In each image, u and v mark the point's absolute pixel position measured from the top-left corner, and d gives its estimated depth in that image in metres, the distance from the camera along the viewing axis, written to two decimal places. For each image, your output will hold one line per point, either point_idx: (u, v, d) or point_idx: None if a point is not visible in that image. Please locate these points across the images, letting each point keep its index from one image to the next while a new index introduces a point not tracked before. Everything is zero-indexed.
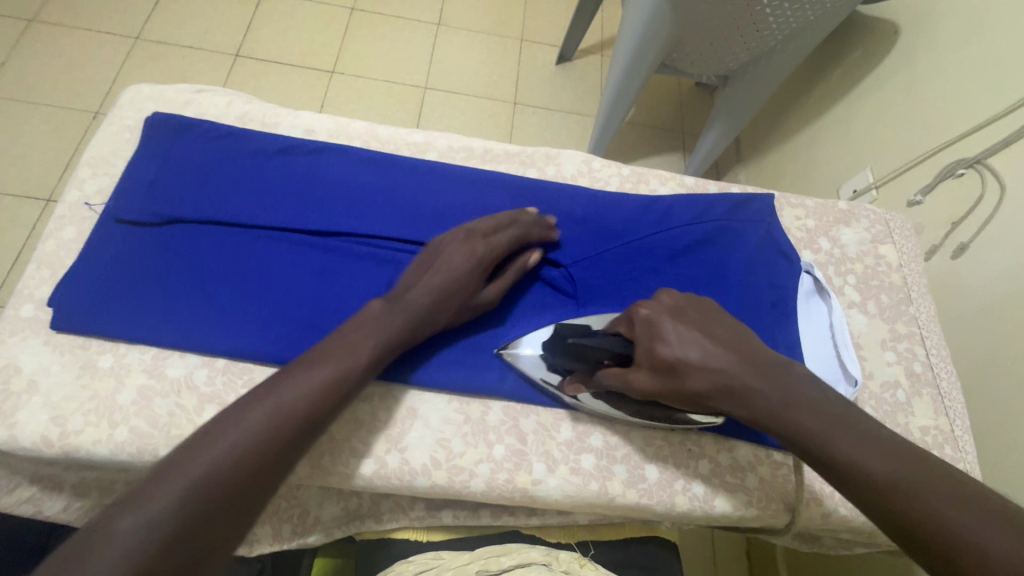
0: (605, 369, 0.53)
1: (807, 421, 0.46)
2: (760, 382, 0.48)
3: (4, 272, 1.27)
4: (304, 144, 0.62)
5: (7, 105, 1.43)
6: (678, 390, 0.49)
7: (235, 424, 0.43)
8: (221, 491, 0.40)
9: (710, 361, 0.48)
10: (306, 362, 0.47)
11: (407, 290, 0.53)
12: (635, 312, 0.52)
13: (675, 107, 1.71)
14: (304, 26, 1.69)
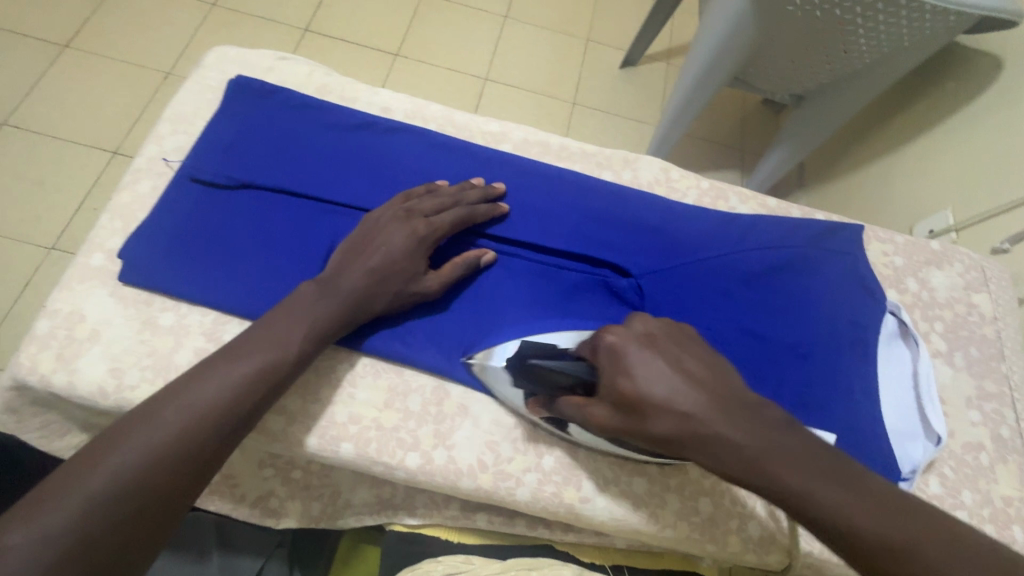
0: (571, 399, 0.46)
1: (786, 475, 0.40)
2: (736, 430, 0.41)
3: (66, 216, 1.32)
4: (380, 123, 0.61)
5: (87, 57, 1.49)
6: (644, 434, 0.42)
7: (146, 426, 0.42)
8: (124, 497, 0.39)
9: (682, 401, 0.41)
10: (227, 363, 0.46)
11: (340, 275, 0.51)
12: (599, 338, 0.45)
13: (740, 124, 1.65)
14: (374, 7, 1.70)
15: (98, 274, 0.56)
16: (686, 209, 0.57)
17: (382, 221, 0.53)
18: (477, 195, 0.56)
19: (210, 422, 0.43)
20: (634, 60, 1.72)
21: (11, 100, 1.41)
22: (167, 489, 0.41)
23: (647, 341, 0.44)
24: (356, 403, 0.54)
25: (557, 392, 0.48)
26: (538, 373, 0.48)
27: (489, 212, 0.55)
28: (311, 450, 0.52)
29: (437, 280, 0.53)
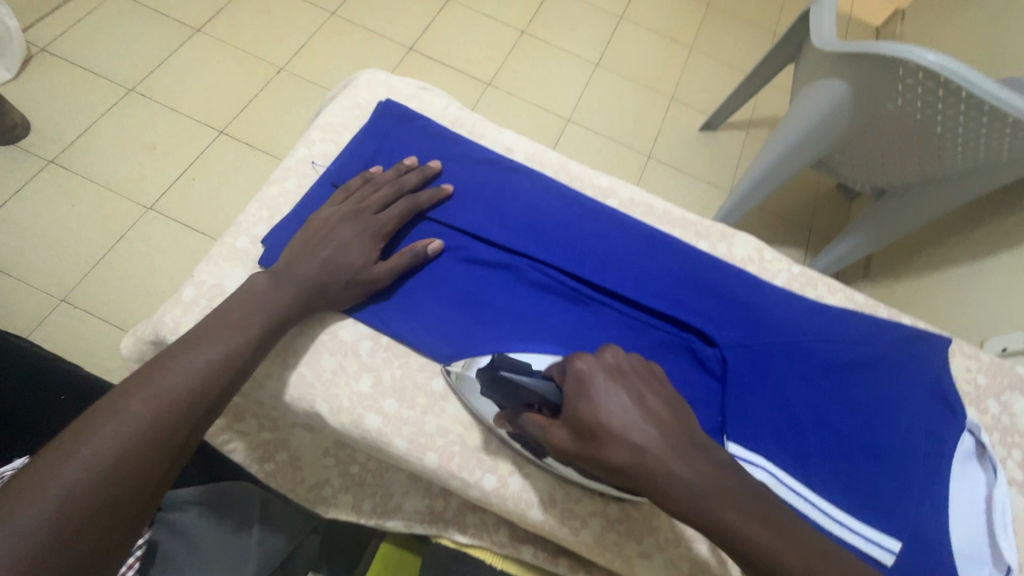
0: (533, 416, 0.48)
1: (725, 514, 0.41)
2: (683, 468, 0.42)
3: (168, 182, 1.42)
4: (503, 160, 0.64)
5: (215, 43, 1.63)
6: (597, 460, 0.43)
7: (117, 415, 0.45)
8: (106, 483, 0.43)
9: (636, 435, 0.43)
10: (191, 352, 0.50)
11: (294, 265, 0.56)
12: (570, 364, 0.47)
13: (810, 204, 1.65)
14: (476, 37, 1.81)
15: (241, 255, 0.63)
16: (778, 293, 0.59)
17: (334, 219, 0.58)
18: (412, 183, 0.61)
19: (178, 406, 0.47)
20: (715, 124, 1.76)
21: (143, 69, 1.55)
22: (150, 468, 0.45)
23: (614, 374, 0.46)
24: (445, 417, 0.56)
25: (522, 408, 0.50)
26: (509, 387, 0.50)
27: (430, 198, 0.60)
28: (398, 452, 0.55)
29: (387, 268, 0.58)
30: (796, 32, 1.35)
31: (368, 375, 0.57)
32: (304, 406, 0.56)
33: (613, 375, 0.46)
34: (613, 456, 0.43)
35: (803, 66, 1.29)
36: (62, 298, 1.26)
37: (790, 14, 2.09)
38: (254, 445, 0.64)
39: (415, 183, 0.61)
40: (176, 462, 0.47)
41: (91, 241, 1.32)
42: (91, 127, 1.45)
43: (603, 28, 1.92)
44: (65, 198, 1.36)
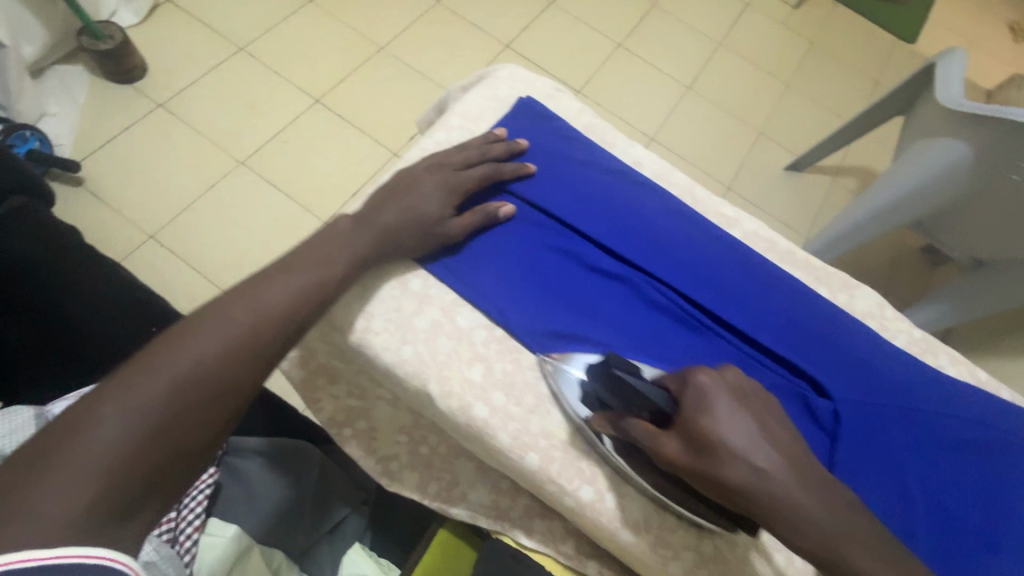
0: (644, 425, 0.46)
1: (857, 559, 0.40)
2: (805, 496, 0.42)
3: (261, 141, 1.48)
4: (630, 173, 0.62)
5: (324, 14, 1.69)
6: (712, 477, 0.42)
7: (214, 321, 0.44)
8: (201, 385, 0.42)
9: (758, 456, 0.42)
10: (286, 275, 0.49)
11: (377, 213, 0.54)
12: (689, 376, 0.45)
13: (891, 262, 1.58)
14: (571, 43, 1.81)
15: None
16: (896, 353, 0.56)
17: (419, 169, 0.56)
18: (501, 150, 0.59)
19: (273, 321, 0.46)
20: (802, 165, 1.70)
21: (254, 31, 1.62)
22: (239, 382, 0.44)
23: (733, 393, 0.45)
24: (551, 420, 0.53)
25: (628, 412, 0.47)
26: (626, 388, 0.46)
27: (514, 172, 0.58)
28: (499, 446, 0.52)
29: (463, 226, 0.56)
30: (913, 85, 1.29)
31: (478, 364, 0.54)
32: (416, 387, 0.52)
33: (734, 394, 0.45)
34: (732, 474, 0.42)
35: (913, 122, 1.24)
36: (151, 235, 1.32)
37: (896, 65, 2.01)
38: (338, 409, 0.67)
39: (506, 149, 0.59)
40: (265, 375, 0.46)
41: (184, 186, 1.39)
42: (200, 78, 1.52)
43: (699, 52, 1.89)
44: (168, 142, 1.43)
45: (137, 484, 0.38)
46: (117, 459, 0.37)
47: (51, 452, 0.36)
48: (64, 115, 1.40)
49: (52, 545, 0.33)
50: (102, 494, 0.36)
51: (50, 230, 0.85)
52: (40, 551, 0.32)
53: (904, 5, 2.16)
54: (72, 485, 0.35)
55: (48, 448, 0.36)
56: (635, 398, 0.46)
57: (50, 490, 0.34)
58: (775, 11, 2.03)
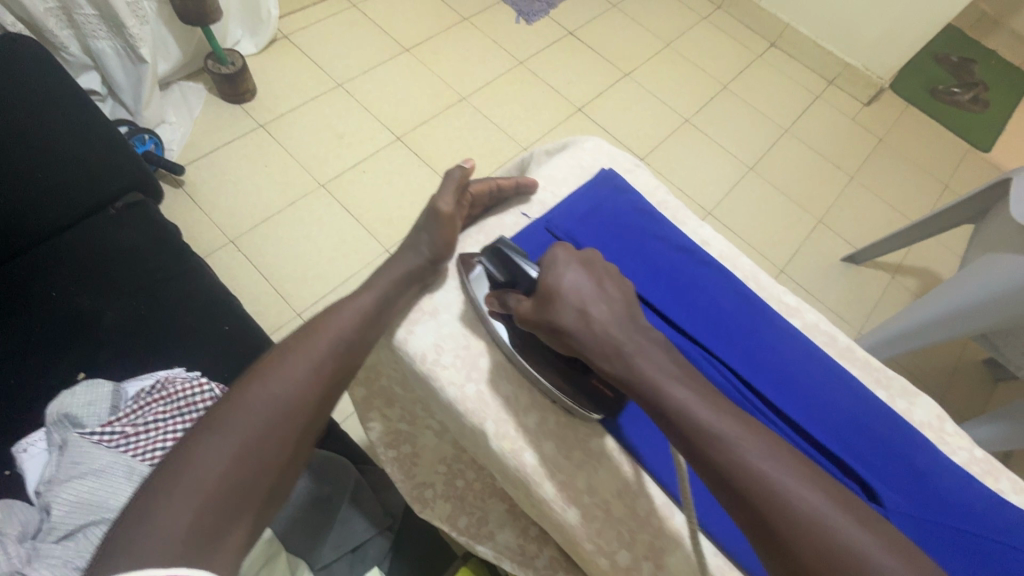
0: (513, 295, 0.53)
1: (674, 393, 0.44)
2: (622, 335, 0.47)
3: (343, 168, 1.60)
4: (699, 253, 0.65)
5: (418, 63, 1.85)
6: (553, 326, 0.49)
7: (290, 350, 0.51)
8: (280, 403, 0.48)
9: (587, 303, 0.49)
10: (332, 309, 0.55)
11: (417, 255, 0.59)
12: (549, 251, 0.53)
13: (949, 370, 1.51)
14: (641, 113, 1.90)
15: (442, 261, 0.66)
16: (957, 473, 0.55)
17: (444, 216, 0.60)
18: (507, 185, 0.66)
19: (338, 347, 0.53)
20: (860, 258, 1.68)
21: (353, 71, 1.79)
22: (301, 401, 0.50)
23: (583, 264, 0.52)
24: (597, 476, 0.51)
25: (507, 289, 0.54)
26: (506, 260, 0.53)
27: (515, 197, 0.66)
28: (544, 495, 0.50)
29: (452, 201, 0.61)
30: (984, 197, 1.29)
31: (534, 412, 0.53)
32: (474, 425, 0.53)
33: (585, 263, 0.52)
34: (564, 317, 0.48)
35: (983, 235, 1.23)
36: (231, 240, 1.44)
37: (966, 171, 2.00)
38: (387, 430, 0.70)
39: (509, 181, 0.66)
40: (331, 394, 0.52)
41: (268, 200, 1.51)
42: (300, 106, 1.68)
43: (765, 136, 1.94)
44: (261, 159, 1.57)
45: (226, 502, 0.43)
46: (211, 481, 0.43)
47: (162, 482, 0.43)
48: (178, 124, 1.56)
49: (163, 565, 0.38)
50: (199, 512, 0.42)
51: (154, 227, 0.95)
52: (156, 570, 0.38)
53: (978, 114, 2.17)
54: (178, 506, 0.41)
55: (160, 477, 0.43)
56: (513, 273, 0.53)
57: (160, 512, 0.41)
58: (844, 107, 2.08)
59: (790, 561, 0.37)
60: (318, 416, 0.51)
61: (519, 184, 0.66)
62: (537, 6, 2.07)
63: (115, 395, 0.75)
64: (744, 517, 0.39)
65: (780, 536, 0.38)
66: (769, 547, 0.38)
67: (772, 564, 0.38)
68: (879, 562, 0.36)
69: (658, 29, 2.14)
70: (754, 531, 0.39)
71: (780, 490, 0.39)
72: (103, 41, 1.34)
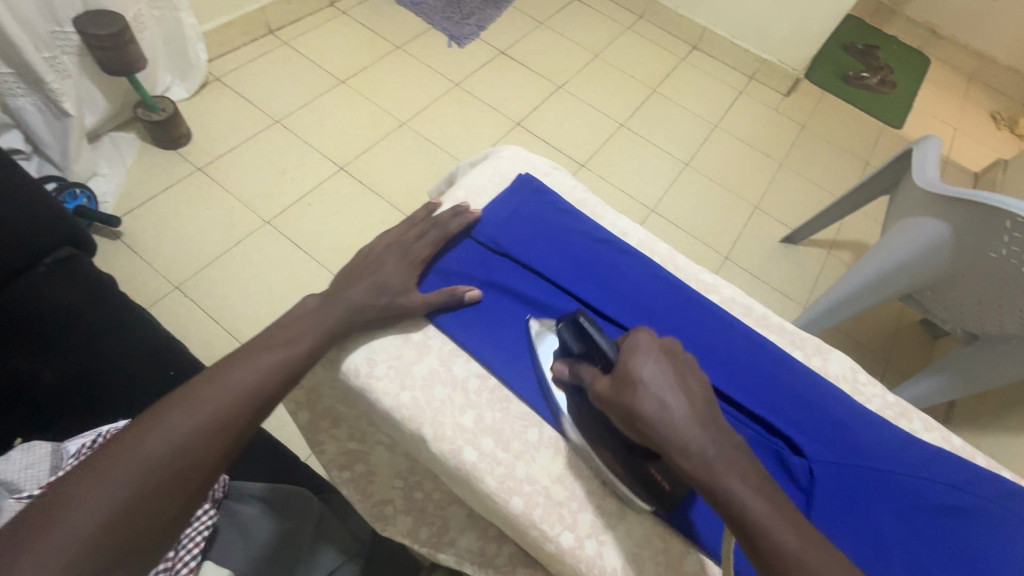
0: (588, 368, 0.51)
1: (755, 507, 0.42)
2: (705, 436, 0.44)
3: (289, 203, 1.60)
4: (619, 243, 0.68)
5: (354, 93, 1.88)
6: (629, 413, 0.46)
7: (190, 398, 0.48)
8: (172, 457, 0.45)
9: (670, 396, 0.46)
10: (251, 354, 0.52)
11: (342, 290, 0.58)
12: (632, 334, 0.50)
13: (889, 334, 1.60)
14: (579, 123, 1.97)
15: None
16: (870, 418, 0.59)
17: (379, 261, 0.60)
18: (450, 214, 0.65)
19: (242, 400, 0.50)
20: (796, 238, 1.78)
21: (290, 106, 1.80)
22: (198, 454, 0.46)
23: (667, 353, 0.49)
24: (536, 465, 0.53)
25: (581, 360, 0.53)
26: (585, 332, 0.52)
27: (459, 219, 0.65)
28: (486, 489, 0.52)
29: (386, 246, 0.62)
30: (894, 168, 1.39)
31: (471, 411, 0.55)
32: (411, 430, 0.54)
33: (667, 353, 0.49)
34: (646, 408, 0.45)
35: (898, 201, 1.32)
36: (176, 286, 1.41)
37: (883, 148, 2.14)
38: (339, 452, 0.70)
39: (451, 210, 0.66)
40: (234, 446, 0.49)
41: (212, 243, 1.49)
42: (238, 146, 1.68)
43: (697, 133, 2.03)
44: (202, 202, 1.55)
45: (98, 564, 0.40)
46: (81, 543, 0.40)
47: (18, 547, 0.39)
48: (111, 175, 1.53)
49: None
50: None
51: (89, 281, 0.93)
52: None
53: (888, 95, 2.34)
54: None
55: (19, 540, 0.39)
56: (589, 346, 0.52)
57: None
58: (766, 99, 2.21)
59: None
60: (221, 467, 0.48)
61: (460, 209, 0.66)
62: (467, 29, 2.14)
63: (54, 453, 0.71)
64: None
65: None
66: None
67: None
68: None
69: (585, 41, 2.24)
70: None
71: None
72: (22, 98, 1.32)
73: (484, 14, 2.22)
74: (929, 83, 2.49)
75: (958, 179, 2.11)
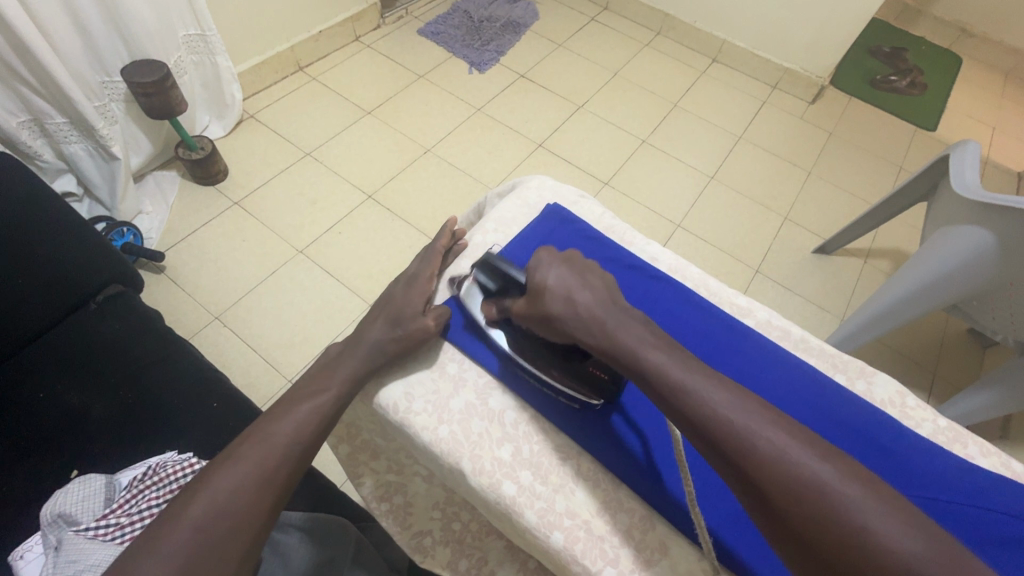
0: (509, 298, 0.58)
1: (652, 357, 0.47)
2: (604, 315, 0.51)
3: (320, 232, 1.65)
4: (649, 268, 0.68)
5: (380, 123, 1.94)
6: (546, 319, 0.52)
7: (235, 456, 0.50)
8: (224, 516, 0.47)
9: (572, 291, 0.52)
10: (285, 407, 0.55)
11: (366, 331, 0.60)
12: (533, 254, 0.56)
13: (935, 345, 1.53)
14: (600, 141, 1.98)
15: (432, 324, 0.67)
16: (923, 444, 0.56)
17: (395, 296, 0.62)
18: (447, 237, 0.68)
19: (282, 452, 0.51)
20: (829, 248, 1.74)
21: (320, 139, 1.87)
22: (248, 511, 0.48)
23: (566, 260, 0.56)
24: (575, 499, 0.53)
25: (502, 295, 0.60)
26: (495, 269, 0.59)
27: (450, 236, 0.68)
28: (527, 524, 0.52)
29: (401, 281, 0.64)
30: (930, 174, 1.34)
31: (508, 444, 0.56)
32: (450, 464, 0.55)
33: (565, 261, 0.55)
34: (552, 307, 0.51)
35: (936, 208, 1.27)
36: (216, 316, 1.46)
37: (917, 151, 2.08)
38: (378, 483, 0.71)
39: (444, 231, 0.68)
40: (281, 499, 0.51)
41: (250, 273, 1.55)
42: (272, 179, 1.75)
43: (720, 146, 2.02)
44: (239, 234, 1.61)
45: None
46: None
47: None
48: (155, 212, 1.61)
49: None
50: None
51: (137, 316, 0.98)
52: None
53: (918, 98, 2.28)
54: None
55: None
56: (503, 281, 0.59)
57: None
58: (790, 107, 2.18)
59: (761, 494, 0.40)
60: (271, 520, 0.50)
61: (449, 229, 0.69)
62: (487, 56, 2.19)
63: (107, 486, 0.74)
64: (722, 461, 0.42)
65: (750, 474, 0.41)
66: (738, 478, 0.41)
67: (754, 506, 0.41)
68: (841, 491, 0.39)
69: (604, 61, 2.26)
70: (735, 476, 0.42)
71: (751, 433, 0.42)
72: (75, 144, 1.41)
73: (503, 39, 2.27)
74: (961, 83, 2.41)
75: (999, 180, 2.03)
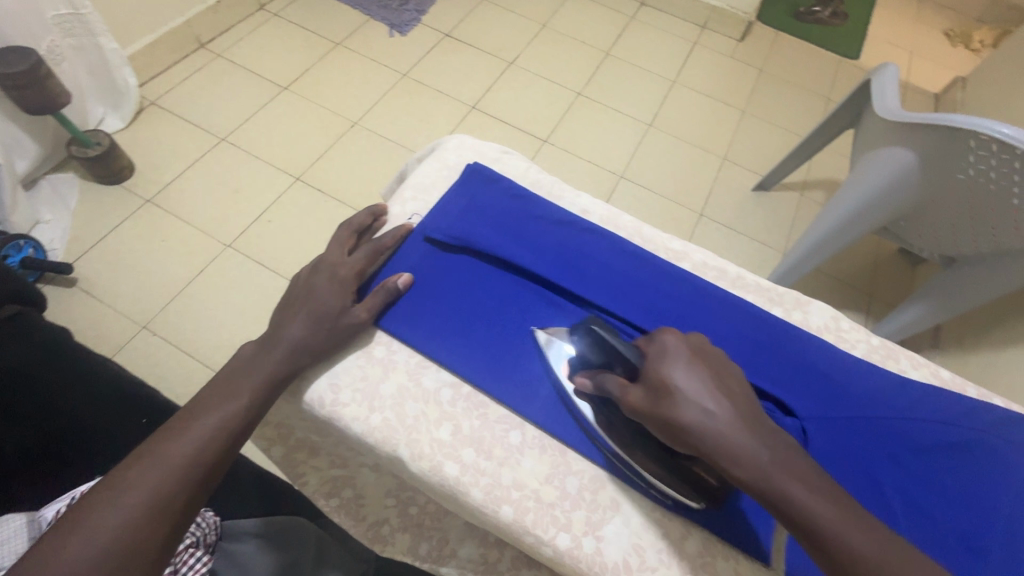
0: (613, 377, 0.47)
1: (819, 509, 0.39)
2: (757, 442, 0.41)
3: (248, 222, 1.54)
4: (581, 222, 0.65)
5: (299, 99, 1.80)
6: (669, 423, 0.42)
7: (118, 486, 0.43)
8: (105, 556, 0.40)
9: (714, 402, 0.42)
10: (185, 425, 0.48)
11: (282, 329, 0.54)
12: (659, 337, 0.46)
13: (870, 267, 1.60)
14: (535, 98, 1.92)
15: None
16: (857, 364, 0.57)
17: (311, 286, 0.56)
18: (364, 216, 0.64)
19: (180, 475, 0.45)
20: (768, 185, 1.76)
21: (234, 122, 1.72)
22: (135, 549, 0.41)
23: (695, 352, 0.45)
24: (521, 469, 0.51)
25: (602, 369, 0.50)
26: (603, 341, 0.48)
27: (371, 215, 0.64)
28: (473, 502, 0.50)
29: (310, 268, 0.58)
30: (855, 101, 1.36)
31: (447, 423, 0.53)
32: (386, 452, 0.52)
33: (697, 353, 0.45)
34: (687, 416, 0.41)
35: (862, 134, 1.29)
36: (143, 325, 1.35)
37: (843, 81, 2.12)
38: (323, 481, 0.67)
39: (362, 212, 0.64)
40: (180, 530, 0.45)
41: (175, 275, 1.43)
42: (186, 171, 1.60)
43: (656, 92, 1.99)
44: (157, 235, 1.48)
45: None
46: None
47: None
48: (56, 220, 1.45)
49: None
50: None
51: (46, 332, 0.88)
52: None
53: (841, 27, 2.31)
54: None
55: None
56: (607, 354, 0.49)
57: None
58: (720, 46, 2.17)
59: None
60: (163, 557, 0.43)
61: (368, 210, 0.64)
62: (407, 16, 2.06)
63: None
64: None
65: None
66: None
67: None
68: None
69: (531, 13, 2.17)
70: None
71: None
72: None
73: None
74: (880, 10, 2.46)
75: (919, 102, 2.11)
